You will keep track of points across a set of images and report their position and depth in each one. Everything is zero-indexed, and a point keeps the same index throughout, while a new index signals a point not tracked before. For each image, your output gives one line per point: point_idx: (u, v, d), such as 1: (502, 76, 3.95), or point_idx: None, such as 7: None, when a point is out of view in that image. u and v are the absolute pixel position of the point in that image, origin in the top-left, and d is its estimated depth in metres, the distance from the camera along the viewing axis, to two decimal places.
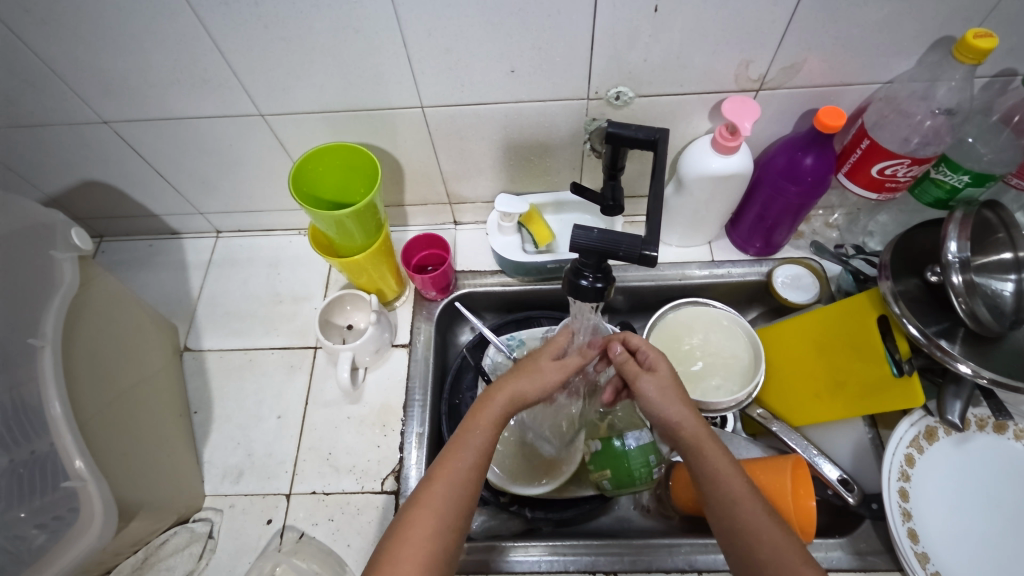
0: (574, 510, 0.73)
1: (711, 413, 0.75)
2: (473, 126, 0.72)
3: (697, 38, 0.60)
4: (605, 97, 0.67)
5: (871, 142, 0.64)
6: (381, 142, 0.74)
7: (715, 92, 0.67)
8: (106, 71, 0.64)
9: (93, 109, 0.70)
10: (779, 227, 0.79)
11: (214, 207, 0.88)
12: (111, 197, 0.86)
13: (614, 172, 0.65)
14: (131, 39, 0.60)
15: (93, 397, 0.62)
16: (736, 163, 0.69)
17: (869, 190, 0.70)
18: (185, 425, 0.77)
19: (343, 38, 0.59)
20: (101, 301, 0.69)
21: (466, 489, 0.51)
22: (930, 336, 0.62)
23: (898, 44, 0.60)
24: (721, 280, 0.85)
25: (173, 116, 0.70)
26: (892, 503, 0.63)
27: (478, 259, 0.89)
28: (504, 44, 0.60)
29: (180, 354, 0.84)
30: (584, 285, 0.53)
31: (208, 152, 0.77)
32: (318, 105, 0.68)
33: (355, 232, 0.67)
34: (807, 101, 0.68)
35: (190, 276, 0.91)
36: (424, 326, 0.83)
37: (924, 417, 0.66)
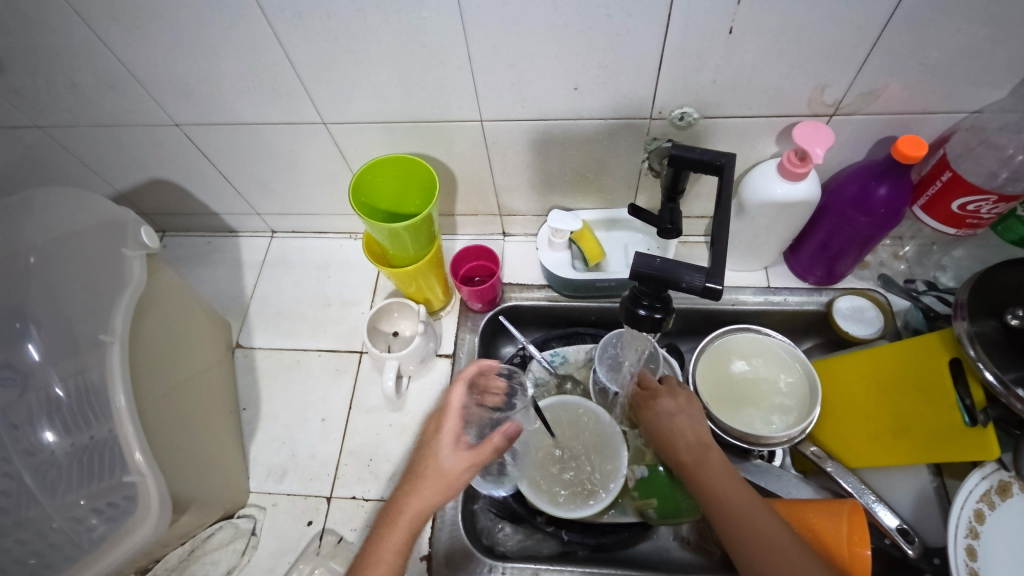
0: (613, 536, 0.71)
1: (762, 447, 0.72)
2: (531, 140, 0.71)
3: (770, 60, 0.57)
4: (668, 118, 0.66)
5: (954, 174, 0.61)
6: (438, 153, 0.75)
7: (786, 116, 0.64)
8: (181, 77, 0.66)
9: (166, 112, 0.72)
10: (843, 257, 0.75)
11: (271, 208, 0.91)
12: (176, 196, 0.89)
13: (674, 194, 0.64)
14: (207, 47, 0.62)
15: (152, 390, 0.65)
16: (802, 191, 0.67)
17: (947, 224, 0.66)
18: (234, 422, 0.79)
19: (409, 52, 0.60)
20: (163, 296, 0.71)
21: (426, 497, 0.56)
22: (1007, 384, 0.57)
23: (991, 73, 0.57)
24: (776, 308, 0.82)
25: (240, 121, 0.72)
26: (958, 562, 0.59)
27: (526, 272, 0.88)
28: (570, 61, 0.59)
29: (232, 351, 0.86)
30: (640, 315, 0.52)
31: (269, 156, 0.79)
32: (379, 116, 0.69)
33: (408, 242, 0.68)
34: (883, 128, 0.64)
35: (245, 274, 0.94)
36: (468, 338, 0.83)
37: (997, 471, 0.62)
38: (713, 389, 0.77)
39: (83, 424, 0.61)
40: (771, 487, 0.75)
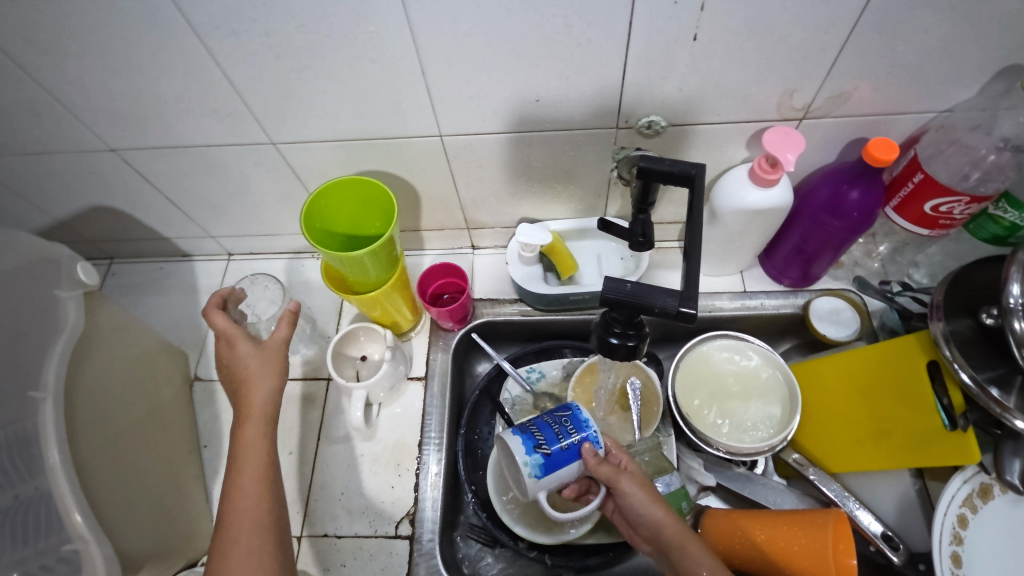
0: (597, 558, 0.69)
1: (743, 458, 0.71)
2: (494, 153, 0.68)
3: (738, 65, 0.55)
4: (635, 126, 0.63)
5: (926, 175, 0.60)
6: (397, 170, 0.71)
7: (755, 120, 0.62)
8: (111, 100, 0.61)
9: (99, 137, 0.67)
10: (818, 259, 0.74)
11: (225, 230, 0.86)
12: (121, 221, 0.84)
13: (644, 207, 0.61)
14: (137, 68, 0.57)
15: (96, 441, 0.60)
16: (774, 197, 0.65)
17: (919, 225, 0.65)
18: (195, 461, 0.74)
19: (359, 69, 0.56)
20: (106, 335, 0.66)
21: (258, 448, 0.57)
22: (982, 385, 0.57)
23: (959, 73, 0.55)
24: (754, 312, 0.81)
25: (181, 144, 0.68)
26: (944, 569, 0.58)
27: (498, 286, 0.86)
28: (531, 72, 0.56)
29: (190, 384, 0.81)
30: (613, 343, 0.49)
31: (218, 178, 0.74)
32: (332, 134, 0.65)
33: (369, 267, 0.64)
34: (854, 130, 0.63)
35: (201, 301, 0.89)
36: (440, 357, 0.80)
37: (978, 474, 0.61)
38: (692, 400, 0.75)
39: (14, 484, 0.52)
40: (754, 496, 0.74)
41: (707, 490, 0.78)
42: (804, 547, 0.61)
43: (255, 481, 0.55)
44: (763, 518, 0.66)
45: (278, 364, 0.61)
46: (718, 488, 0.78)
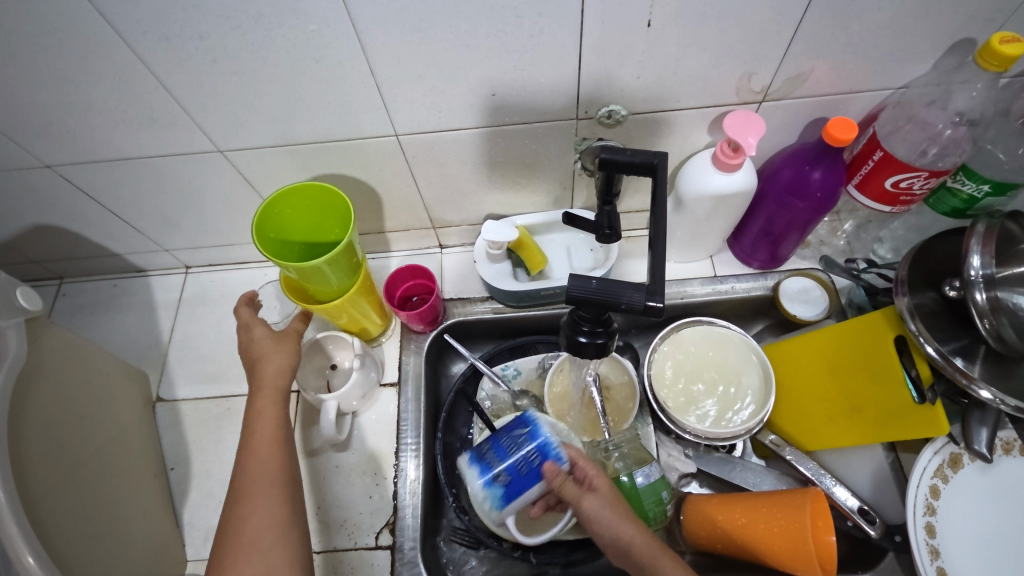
0: (583, 551, 0.69)
1: (719, 443, 0.71)
2: (454, 151, 0.66)
3: (695, 51, 0.54)
4: (596, 116, 0.62)
5: (885, 153, 0.60)
6: (355, 172, 0.69)
7: (716, 105, 0.61)
8: (40, 114, 0.57)
9: (32, 153, 0.63)
10: (785, 241, 0.74)
11: (179, 243, 0.82)
12: (66, 240, 0.79)
13: (609, 198, 0.60)
14: (64, 79, 0.53)
15: (48, 475, 0.57)
16: (738, 181, 0.64)
17: (881, 202, 0.65)
18: (162, 486, 0.72)
19: (304, 70, 0.53)
20: (56, 362, 0.63)
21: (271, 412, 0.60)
22: (946, 355, 0.58)
23: (913, 49, 0.55)
24: (725, 296, 0.81)
25: (122, 156, 0.64)
26: (919, 541, 0.59)
27: (468, 285, 0.84)
28: (484, 66, 0.54)
29: (153, 405, 0.78)
30: (582, 341, 0.48)
31: (166, 190, 0.71)
32: (282, 139, 0.62)
33: (331, 276, 0.62)
34: (813, 110, 0.63)
35: (159, 318, 0.85)
36: (413, 361, 0.78)
37: (948, 444, 0.62)
38: (672, 388, 0.75)
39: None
40: (734, 479, 0.74)
41: (689, 477, 0.77)
42: (783, 528, 0.61)
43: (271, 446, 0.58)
44: (741, 501, 0.66)
45: (291, 345, 0.64)
46: (698, 473, 0.78)
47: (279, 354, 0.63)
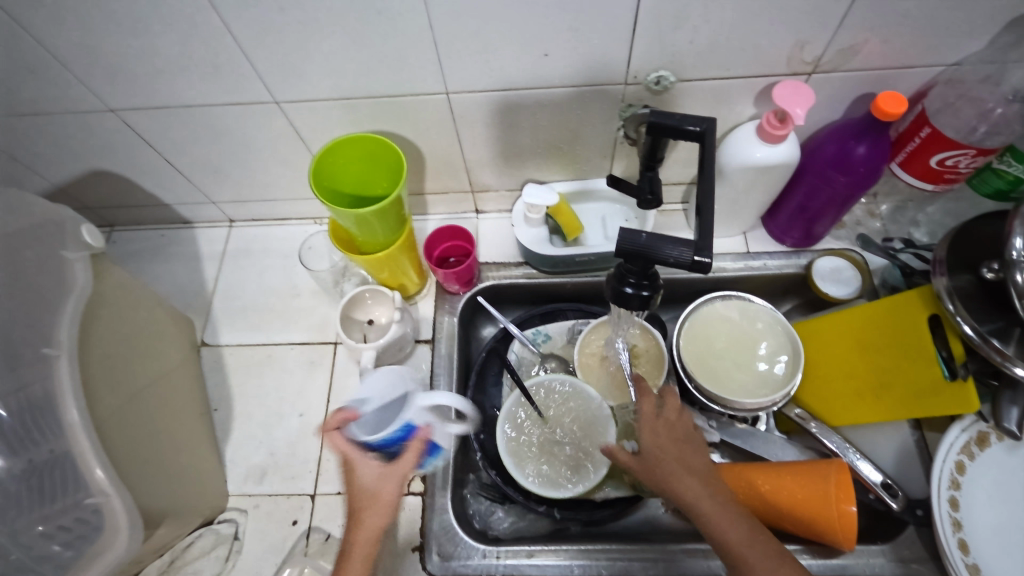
0: (606, 511, 0.71)
1: (745, 413, 0.72)
2: (500, 112, 0.68)
3: (749, 18, 0.55)
4: (644, 82, 0.63)
5: (933, 130, 0.60)
6: (402, 131, 0.70)
7: (765, 75, 0.62)
8: (111, 58, 0.60)
9: (99, 97, 0.66)
10: (821, 218, 0.75)
11: (226, 196, 0.85)
12: (120, 187, 0.83)
13: (653, 163, 0.61)
14: (137, 24, 0.56)
15: (110, 402, 0.60)
16: (782, 153, 0.65)
17: (924, 180, 0.66)
18: (206, 424, 0.75)
19: (365, 23, 0.55)
20: (114, 299, 0.66)
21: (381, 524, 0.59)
22: (983, 334, 0.59)
23: (969, 24, 0.55)
24: (757, 273, 0.82)
25: (182, 104, 0.66)
26: (943, 513, 0.60)
27: (502, 250, 0.86)
28: (539, 25, 0.55)
29: (198, 349, 0.81)
30: (627, 292, 0.50)
31: (221, 141, 0.73)
32: (336, 93, 0.64)
33: (377, 228, 0.64)
34: (862, 85, 0.63)
35: (204, 268, 0.89)
36: (447, 320, 0.80)
37: (976, 422, 0.63)
38: (700, 360, 0.76)
39: (28, 448, 0.52)
40: (756, 450, 0.76)
41: (712, 447, 0.79)
42: (809, 495, 0.63)
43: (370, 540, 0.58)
44: (767, 468, 0.66)
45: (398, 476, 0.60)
46: (721, 445, 0.80)
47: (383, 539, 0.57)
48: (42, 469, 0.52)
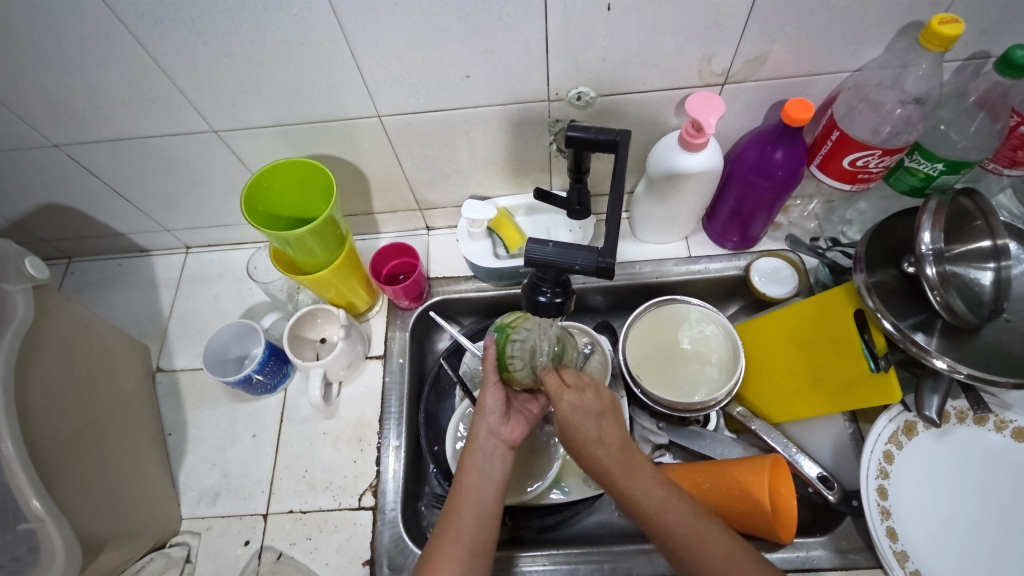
0: (554, 517, 0.72)
1: (690, 413, 0.74)
2: (434, 132, 0.70)
3: (655, 34, 0.57)
4: (566, 98, 0.65)
5: (841, 133, 0.63)
6: (340, 152, 0.73)
7: (679, 88, 0.64)
8: (47, 96, 0.62)
9: (41, 133, 0.67)
10: (753, 221, 0.77)
11: (180, 224, 0.87)
12: (73, 219, 0.84)
13: (580, 175, 0.64)
14: (68, 62, 0.58)
15: (53, 431, 0.61)
16: (703, 160, 0.67)
17: (842, 181, 0.68)
18: (159, 449, 0.76)
19: (288, 52, 0.57)
20: (60, 329, 0.67)
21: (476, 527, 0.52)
22: (903, 329, 0.61)
23: (863, 32, 0.58)
24: (699, 276, 0.84)
25: (125, 136, 0.68)
26: (870, 502, 0.63)
27: (452, 264, 0.88)
28: (456, 49, 0.58)
29: (153, 375, 0.83)
30: (542, 300, 0.55)
31: (168, 171, 0.75)
32: (272, 120, 0.66)
33: (316, 248, 0.66)
34: (774, 92, 0.66)
35: (161, 295, 0.90)
36: (399, 335, 0.82)
37: (902, 412, 0.65)
38: (646, 364, 0.78)
39: None
40: (704, 450, 0.77)
41: (661, 448, 0.80)
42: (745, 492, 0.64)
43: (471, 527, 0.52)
44: (709, 467, 0.68)
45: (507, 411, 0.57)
46: (672, 446, 0.81)
47: (489, 476, 0.55)
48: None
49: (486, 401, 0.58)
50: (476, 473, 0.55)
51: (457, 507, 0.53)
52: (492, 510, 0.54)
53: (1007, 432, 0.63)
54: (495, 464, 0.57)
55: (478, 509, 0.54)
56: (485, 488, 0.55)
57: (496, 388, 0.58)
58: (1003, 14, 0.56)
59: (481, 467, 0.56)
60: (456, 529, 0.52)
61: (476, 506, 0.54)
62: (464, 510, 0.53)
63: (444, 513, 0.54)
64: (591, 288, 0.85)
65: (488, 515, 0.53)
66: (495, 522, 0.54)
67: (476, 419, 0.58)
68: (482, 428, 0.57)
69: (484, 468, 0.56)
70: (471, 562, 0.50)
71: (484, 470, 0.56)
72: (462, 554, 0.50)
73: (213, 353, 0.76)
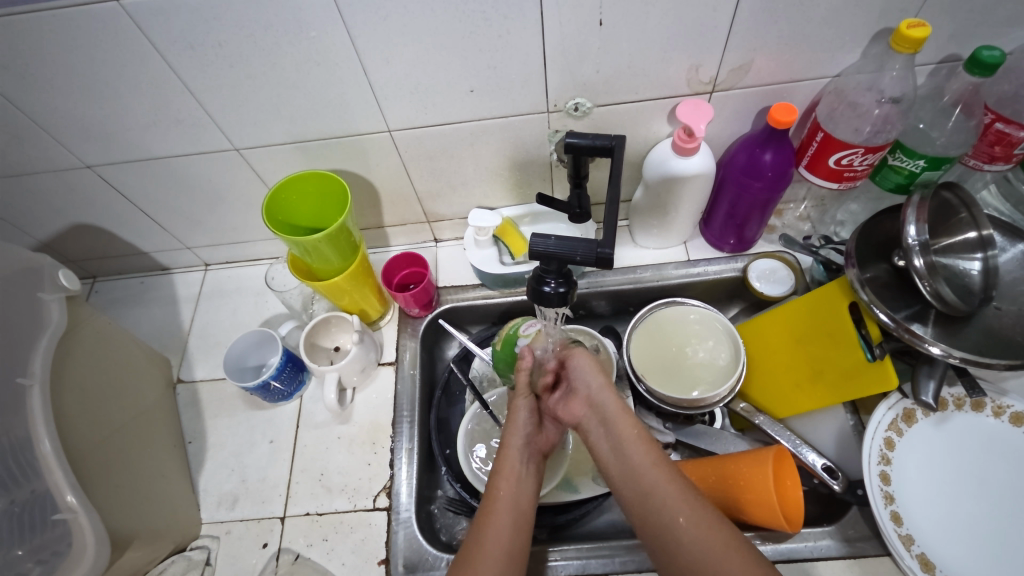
0: (565, 516, 0.73)
1: (696, 411, 0.75)
2: (441, 145, 0.74)
3: (645, 46, 0.62)
4: (564, 109, 0.70)
5: (825, 134, 0.66)
6: (354, 167, 0.77)
7: (670, 97, 0.69)
8: (84, 119, 0.67)
9: (75, 155, 0.72)
10: (748, 223, 0.80)
11: (200, 241, 0.91)
12: (100, 239, 0.89)
13: (579, 181, 0.67)
14: (107, 87, 0.63)
15: (83, 432, 0.64)
16: (696, 163, 0.71)
17: (830, 180, 0.71)
18: (179, 456, 0.78)
19: (306, 71, 0.62)
20: (91, 338, 0.71)
21: (520, 532, 0.54)
22: (899, 321, 0.62)
23: (839, 39, 0.62)
24: (699, 279, 0.87)
25: (152, 157, 0.73)
26: (874, 488, 0.64)
27: (460, 273, 0.91)
28: (460, 65, 0.62)
29: (174, 386, 0.86)
30: (546, 291, 0.56)
31: (190, 190, 0.80)
32: (290, 137, 0.71)
33: (329, 254, 0.70)
34: (759, 99, 0.70)
35: (181, 310, 0.94)
36: (410, 344, 0.85)
37: (900, 400, 0.67)
38: (650, 365, 0.80)
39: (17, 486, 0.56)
40: (711, 447, 0.78)
41: (670, 448, 0.81)
42: (750, 482, 0.64)
43: (505, 528, 0.54)
44: (716, 462, 0.69)
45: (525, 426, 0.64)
46: (679, 445, 0.83)
47: (525, 480, 0.60)
48: (25, 507, 0.56)
49: (518, 408, 0.66)
50: (512, 477, 0.59)
51: (493, 512, 0.56)
52: (526, 513, 0.57)
53: (1005, 418, 0.64)
54: (529, 470, 0.61)
55: (513, 511, 0.56)
56: (519, 493, 0.58)
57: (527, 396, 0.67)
58: (967, 18, 0.60)
59: (515, 472, 0.60)
60: (490, 529, 0.54)
61: (511, 510, 0.56)
62: (499, 511, 0.56)
63: (478, 517, 0.56)
64: (595, 292, 0.88)
65: (522, 518, 0.56)
66: (528, 525, 0.56)
67: (512, 425, 0.64)
68: (515, 434, 0.63)
69: (519, 474, 0.60)
70: (508, 563, 0.51)
71: (519, 476, 0.59)
72: (499, 556, 0.52)
73: (230, 359, 0.79)
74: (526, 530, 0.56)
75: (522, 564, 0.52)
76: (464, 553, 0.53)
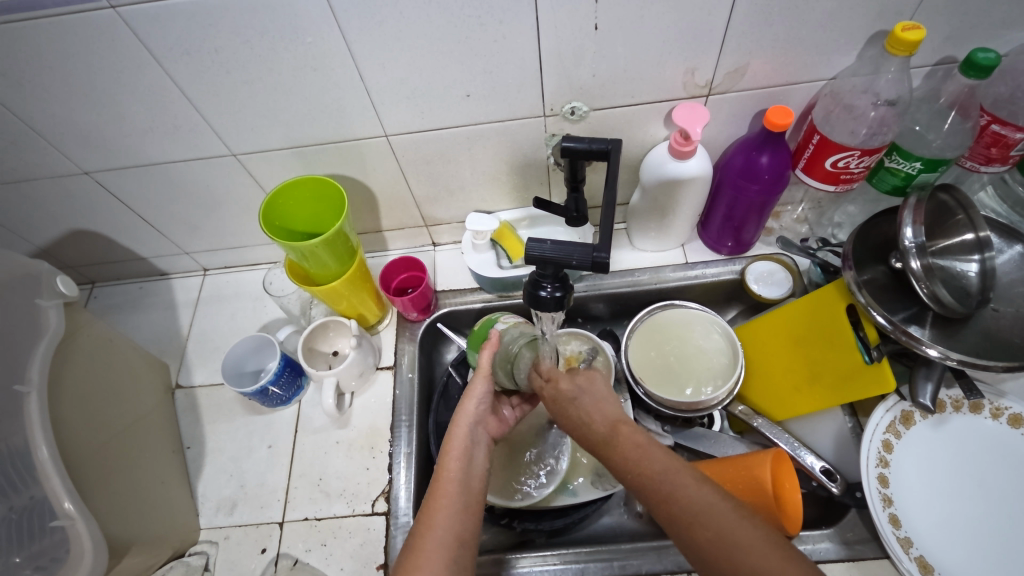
0: (563, 520, 0.73)
1: (694, 413, 0.75)
2: (438, 150, 0.74)
3: (640, 50, 0.62)
4: (561, 113, 0.70)
5: (822, 136, 0.66)
6: (352, 172, 0.77)
7: (666, 100, 0.69)
8: (80, 125, 0.67)
9: (73, 161, 0.72)
10: (746, 225, 0.80)
11: (199, 246, 0.91)
12: (98, 245, 0.89)
13: (576, 185, 0.67)
14: (104, 94, 0.63)
15: (81, 438, 0.64)
16: (693, 165, 0.71)
17: (827, 183, 0.71)
18: (178, 461, 0.78)
19: (302, 77, 0.62)
20: (89, 344, 0.71)
21: (471, 515, 0.53)
22: (896, 322, 0.61)
23: (835, 42, 0.62)
24: (697, 281, 0.87)
25: (148, 162, 0.73)
26: (872, 490, 0.64)
27: (458, 277, 0.91)
28: (455, 70, 0.63)
29: (173, 391, 0.86)
30: (543, 296, 0.56)
31: (188, 196, 0.80)
32: (286, 141, 0.71)
33: (327, 259, 0.70)
34: (756, 102, 0.70)
35: (180, 315, 0.94)
36: (408, 348, 0.85)
37: (898, 403, 0.67)
38: (647, 368, 0.80)
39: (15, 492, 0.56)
40: (709, 450, 0.78)
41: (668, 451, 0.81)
42: (749, 485, 0.64)
43: (456, 509, 0.52)
44: (715, 464, 0.69)
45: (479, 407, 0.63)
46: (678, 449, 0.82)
47: (474, 461, 0.58)
48: (24, 514, 0.56)
49: (475, 387, 0.64)
50: (461, 457, 0.58)
51: (440, 493, 0.54)
52: (477, 494, 0.55)
53: (1003, 420, 0.64)
54: (478, 448, 0.60)
55: (462, 493, 0.54)
56: (469, 473, 0.57)
57: (486, 375, 0.65)
58: (962, 21, 0.60)
59: (465, 453, 0.59)
60: (438, 512, 0.52)
61: (461, 491, 0.54)
62: (449, 493, 0.54)
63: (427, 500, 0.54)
64: (593, 295, 0.88)
65: (472, 499, 0.54)
66: (480, 506, 0.55)
67: (465, 402, 0.63)
68: (467, 412, 0.62)
69: (469, 454, 0.59)
70: (456, 547, 0.49)
71: (468, 456, 0.58)
72: (447, 537, 0.50)
73: (229, 363, 0.80)
74: (477, 511, 0.54)
75: (472, 547, 0.51)
76: (411, 539, 0.50)
